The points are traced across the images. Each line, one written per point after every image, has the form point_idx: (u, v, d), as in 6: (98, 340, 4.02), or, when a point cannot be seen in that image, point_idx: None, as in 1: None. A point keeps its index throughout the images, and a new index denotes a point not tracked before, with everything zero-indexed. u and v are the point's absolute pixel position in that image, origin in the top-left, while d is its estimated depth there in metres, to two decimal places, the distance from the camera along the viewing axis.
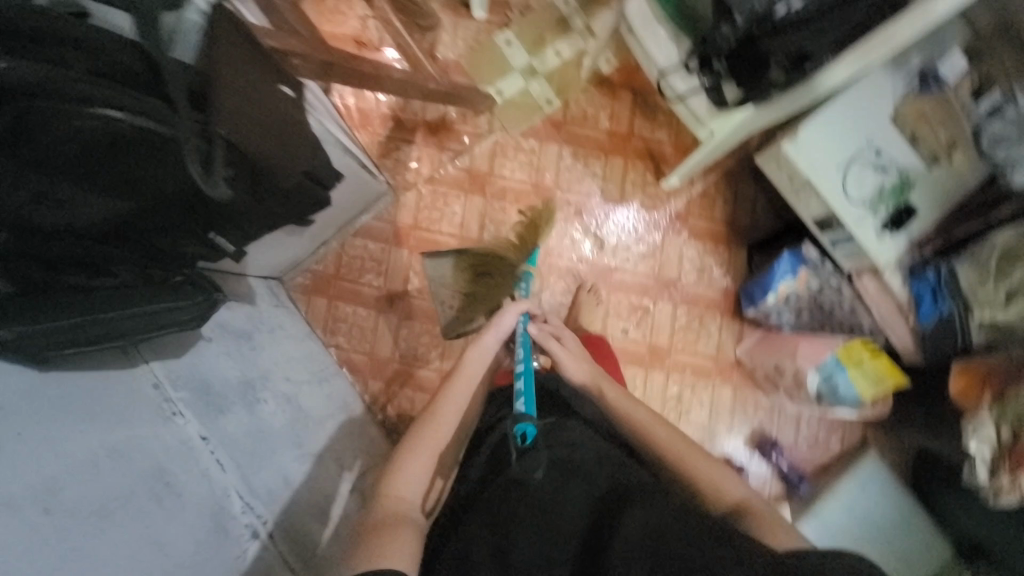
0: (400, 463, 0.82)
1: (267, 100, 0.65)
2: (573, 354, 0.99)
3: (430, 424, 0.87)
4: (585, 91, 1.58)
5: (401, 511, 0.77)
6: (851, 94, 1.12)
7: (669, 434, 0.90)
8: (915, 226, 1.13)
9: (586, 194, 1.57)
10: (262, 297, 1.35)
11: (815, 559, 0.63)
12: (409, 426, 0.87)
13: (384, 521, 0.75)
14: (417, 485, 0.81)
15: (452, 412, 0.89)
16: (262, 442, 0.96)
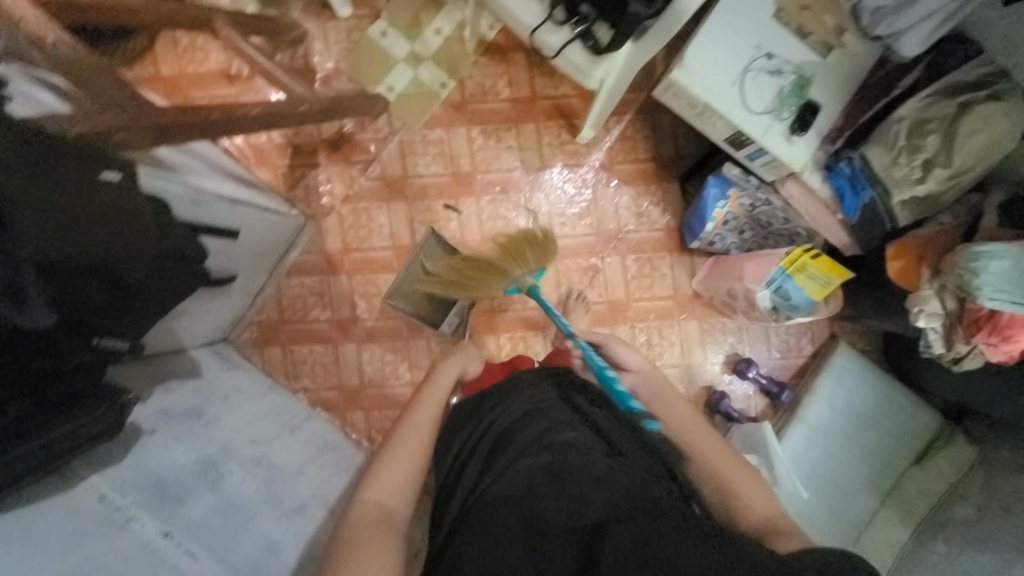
0: (381, 472, 0.89)
1: (90, 199, 0.66)
2: (633, 351, 1.11)
3: (404, 432, 0.95)
4: (477, 64, 1.50)
5: (378, 517, 0.83)
6: (729, 3, 1.07)
7: (709, 441, 0.95)
8: (821, 121, 1.11)
9: (508, 170, 1.52)
10: (209, 364, 1.32)
11: (833, 558, 0.67)
12: (385, 442, 0.95)
13: (365, 525, 0.82)
14: (397, 494, 0.87)
15: (425, 418, 0.97)
16: (234, 516, 0.97)
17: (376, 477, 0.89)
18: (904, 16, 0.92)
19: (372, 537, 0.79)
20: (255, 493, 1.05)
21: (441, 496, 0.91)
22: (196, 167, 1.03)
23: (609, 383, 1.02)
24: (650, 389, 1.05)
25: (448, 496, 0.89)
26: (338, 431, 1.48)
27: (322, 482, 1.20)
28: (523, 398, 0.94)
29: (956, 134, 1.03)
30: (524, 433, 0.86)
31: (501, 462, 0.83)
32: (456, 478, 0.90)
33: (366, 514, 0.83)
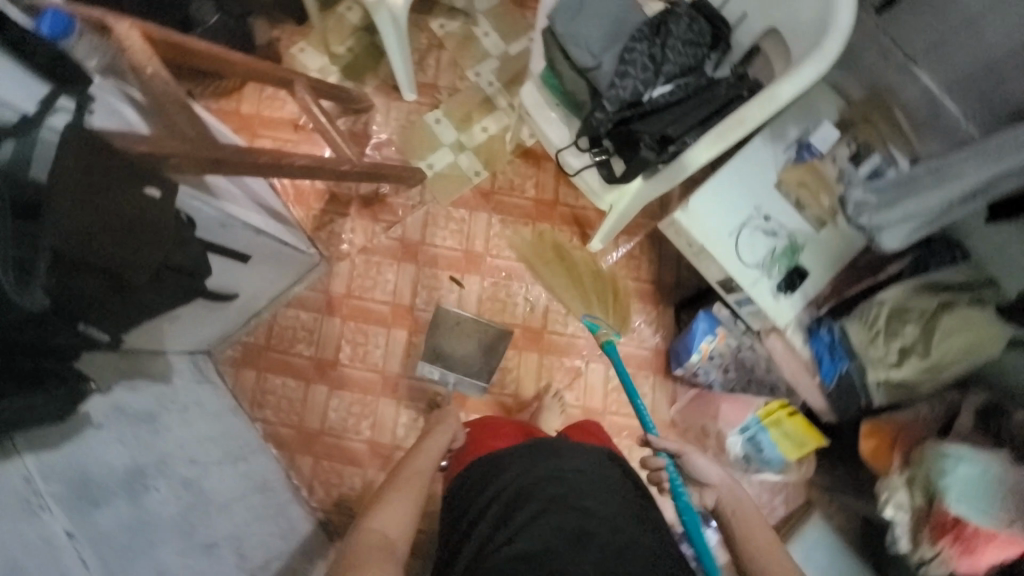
0: (388, 502, 0.89)
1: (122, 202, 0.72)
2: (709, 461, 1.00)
3: (409, 470, 0.96)
4: (511, 163, 1.67)
5: (382, 544, 0.81)
6: (736, 166, 1.20)
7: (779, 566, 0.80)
8: (809, 286, 1.16)
9: (515, 259, 1.61)
10: (181, 373, 1.34)
11: None
12: (389, 480, 0.95)
13: (368, 552, 0.79)
14: (399, 521, 0.86)
15: (429, 460, 1.00)
16: (141, 535, 0.93)
17: (383, 506, 0.87)
18: (883, 214, 1.03)
19: (377, 562, 0.77)
20: (174, 516, 1.02)
21: (447, 540, 0.88)
22: (236, 195, 1.15)
23: (692, 528, 0.99)
24: (722, 509, 0.92)
25: (458, 546, 0.84)
26: (281, 473, 1.44)
27: (243, 524, 1.17)
28: (548, 450, 0.89)
29: (935, 329, 1.06)
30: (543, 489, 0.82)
31: (518, 520, 0.78)
32: (468, 523, 0.85)
33: (371, 539, 0.81)
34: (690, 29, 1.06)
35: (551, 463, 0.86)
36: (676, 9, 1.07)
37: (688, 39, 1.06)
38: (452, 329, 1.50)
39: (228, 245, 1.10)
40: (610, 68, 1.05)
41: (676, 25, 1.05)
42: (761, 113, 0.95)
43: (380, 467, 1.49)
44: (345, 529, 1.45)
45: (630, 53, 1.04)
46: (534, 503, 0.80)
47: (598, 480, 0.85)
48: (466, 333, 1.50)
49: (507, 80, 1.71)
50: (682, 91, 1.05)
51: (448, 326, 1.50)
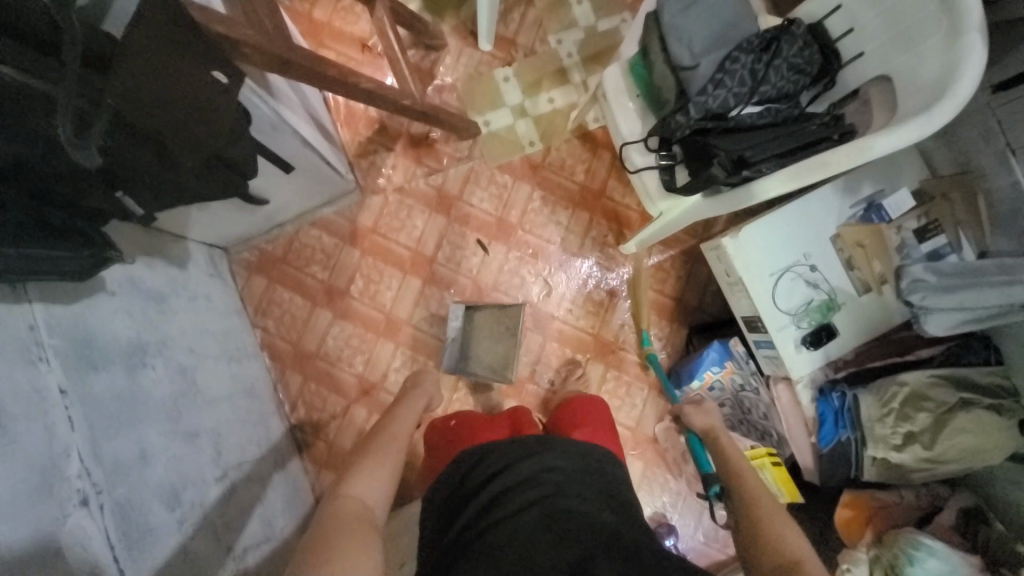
0: (363, 471, 0.87)
1: (188, 82, 0.70)
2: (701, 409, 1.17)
3: (381, 443, 0.95)
4: (568, 142, 1.61)
5: (361, 512, 0.80)
6: (798, 207, 1.15)
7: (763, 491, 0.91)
8: (833, 347, 1.14)
9: (546, 239, 1.58)
10: (197, 263, 1.35)
11: None
12: (361, 452, 0.93)
13: (348, 516, 0.78)
14: (376, 491, 0.86)
15: (398, 431, 1.01)
16: (130, 407, 0.95)
17: (360, 476, 0.86)
18: (939, 297, 0.96)
19: (356, 528, 0.76)
20: (165, 397, 1.04)
21: (437, 515, 0.90)
22: (292, 101, 1.12)
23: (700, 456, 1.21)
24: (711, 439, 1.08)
25: (450, 520, 0.86)
26: (268, 383, 1.47)
27: (226, 420, 1.20)
28: (538, 445, 0.90)
29: (946, 424, 1.04)
30: (533, 485, 0.82)
31: (502, 506, 0.80)
32: (461, 497, 0.88)
33: (350, 508, 0.80)
34: (800, 54, 1.00)
35: (543, 458, 0.87)
36: (793, 29, 1.01)
37: (795, 64, 1.00)
38: (496, 324, 1.47)
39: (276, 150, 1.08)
40: (706, 73, 0.99)
41: (788, 46, 1.00)
42: (847, 165, 0.90)
43: (364, 404, 1.51)
44: (316, 451, 1.49)
45: (732, 62, 0.98)
46: (524, 494, 0.81)
47: (582, 477, 0.86)
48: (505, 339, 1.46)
49: (587, 55, 1.63)
50: (771, 117, 1.00)
51: (491, 325, 1.47)
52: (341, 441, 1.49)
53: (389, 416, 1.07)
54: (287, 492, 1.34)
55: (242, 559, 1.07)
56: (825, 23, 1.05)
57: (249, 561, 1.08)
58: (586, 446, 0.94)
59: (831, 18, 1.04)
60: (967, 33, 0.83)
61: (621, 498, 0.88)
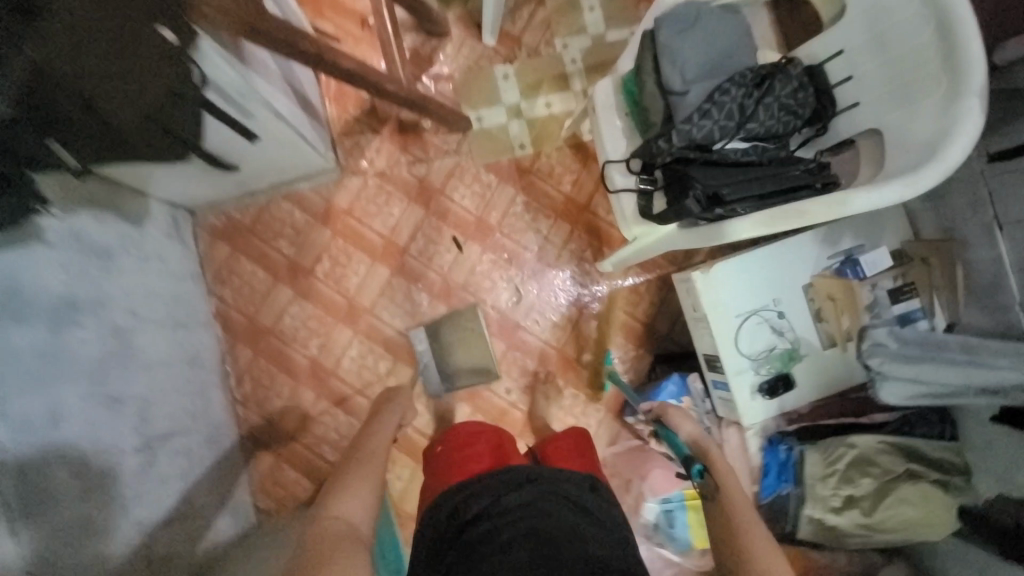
0: (345, 492, 0.92)
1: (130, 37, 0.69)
2: (687, 417, 1.12)
3: (360, 460, 1.01)
4: (560, 150, 1.57)
5: (346, 530, 0.84)
6: (774, 251, 1.12)
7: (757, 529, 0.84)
8: (789, 398, 1.11)
9: (523, 246, 1.54)
10: (155, 222, 1.30)
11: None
12: (342, 471, 0.99)
13: (333, 535, 0.82)
14: (358, 506, 0.90)
15: (376, 448, 1.06)
16: (52, 365, 0.91)
17: (342, 498, 0.91)
18: (899, 366, 0.93)
19: (345, 546, 0.80)
20: (93, 358, 1.00)
21: (427, 555, 0.82)
22: (268, 69, 1.07)
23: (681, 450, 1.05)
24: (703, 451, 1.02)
25: (438, 558, 0.80)
26: (216, 354, 1.42)
27: (160, 388, 1.16)
28: (526, 479, 0.85)
29: (890, 493, 1.02)
30: (522, 519, 0.77)
31: (488, 545, 0.74)
32: (447, 533, 0.82)
33: (335, 527, 0.84)
34: (794, 95, 0.97)
35: (528, 494, 0.82)
36: (790, 69, 0.98)
37: (787, 105, 0.97)
38: (460, 331, 1.48)
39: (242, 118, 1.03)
40: (695, 101, 0.95)
41: (782, 85, 0.96)
42: (824, 217, 0.88)
43: (313, 388, 1.47)
44: (257, 430, 1.45)
45: (723, 94, 0.94)
46: (512, 530, 0.75)
47: (572, 514, 0.80)
48: (474, 341, 1.48)
49: (591, 64, 1.59)
50: (755, 156, 0.97)
51: (461, 328, 1.48)
52: (284, 423, 1.45)
53: (366, 431, 1.13)
54: (216, 469, 1.29)
55: (151, 536, 1.03)
56: (825, 66, 1.01)
57: (158, 539, 1.04)
58: (579, 478, 0.89)
59: (832, 63, 1.00)
60: (964, 97, 0.80)
61: (618, 538, 0.80)
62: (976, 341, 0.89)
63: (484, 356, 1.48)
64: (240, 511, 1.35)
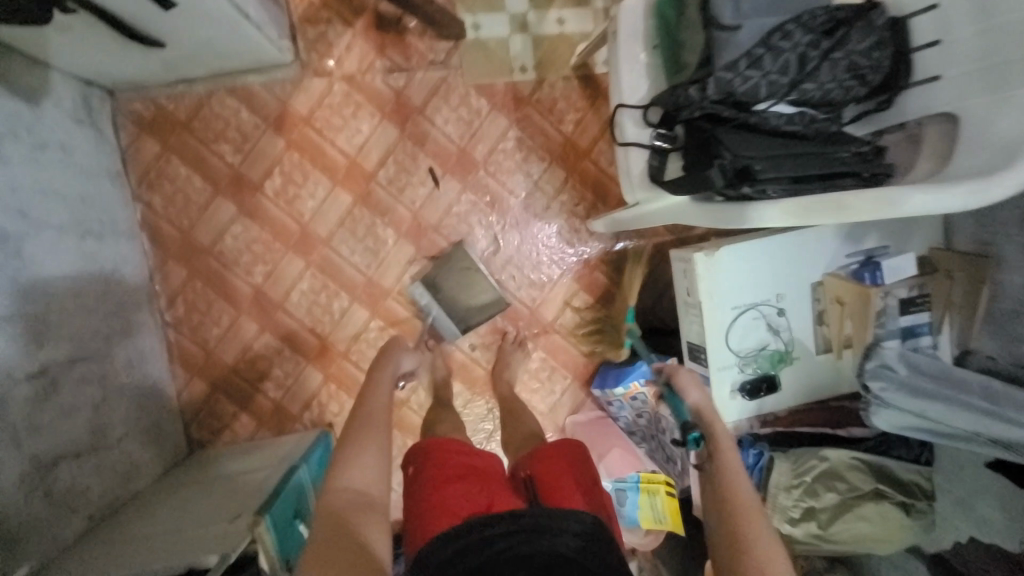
0: (350, 455, 0.81)
1: None
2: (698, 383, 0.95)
3: (365, 422, 0.88)
4: (566, 80, 1.33)
5: (359, 504, 0.76)
6: (789, 241, 0.99)
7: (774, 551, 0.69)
8: (769, 400, 1.05)
9: (509, 190, 1.35)
10: (58, 101, 1.05)
11: None
12: (347, 430, 0.87)
13: (342, 513, 0.74)
14: (372, 476, 0.80)
15: (375, 406, 0.92)
16: None
17: (346, 464, 0.80)
18: (906, 398, 0.89)
19: (365, 526, 0.73)
20: None
21: None
22: None
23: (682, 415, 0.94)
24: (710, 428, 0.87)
25: None
26: (142, 269, 1.24)
27: (62, 305, 0.99)
28: (530, 528, 0.68)
29: (850, 509, 0.99)
30: None
31: None
32: None
33: (347, 502, 0.75)
34: (868, 53, 0.77)
35: (535, 540, 0.66)
36: (872, 18, 0.77)
37: (856, 66, 0.77)
38: (455, 273, 1.31)
39: None
40: (747, 42, 0.74)
41: (857, 39, 0.76)
42: (867, 215, 0.72)
43: (255, 320, 1.31)
44: (190, 358, 1.31)
45: (784, 38, 0.74)
46: None
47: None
48: (473, 282, 1.32)
49: None
50: (801, 125, 0.79)
51: (446, 269, 1.30)
52: (221, 353, 1.32)
53: (362, 397, 0.95)
54: (137, 397, 1.16)
55: (50, 470, 0.91)
56: (910, 21, 0.80)
57: (59, 473, 0.92)
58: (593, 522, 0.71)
59: (919, 19, 0.79)
60: None
61: None
62: (1000, 387, 0.82)
63: (463, 304, 1.33)
64: (167, 441, 1.25)
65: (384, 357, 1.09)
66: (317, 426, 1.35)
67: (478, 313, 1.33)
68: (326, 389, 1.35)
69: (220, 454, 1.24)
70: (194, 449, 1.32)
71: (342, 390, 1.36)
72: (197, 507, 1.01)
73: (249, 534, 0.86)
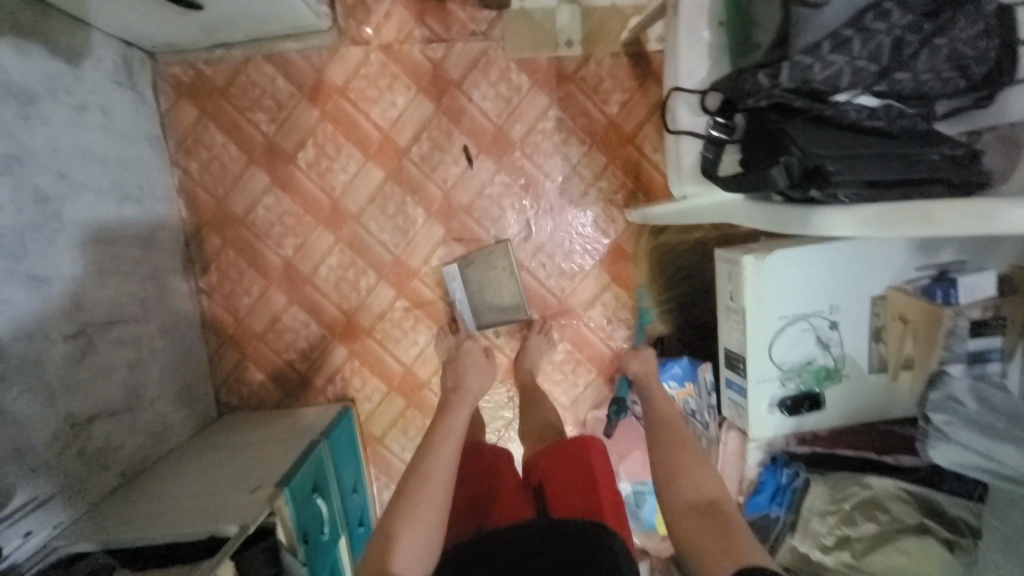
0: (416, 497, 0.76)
1: None
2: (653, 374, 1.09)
3: (427, 480, 0.78)
4: (614, 57, 1.24)
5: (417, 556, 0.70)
6: (851, 250, 0.91)
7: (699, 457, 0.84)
8: (809, 418, 1.02)
9: (545, 173, 1.28)
10: (99, 60, 1.05)
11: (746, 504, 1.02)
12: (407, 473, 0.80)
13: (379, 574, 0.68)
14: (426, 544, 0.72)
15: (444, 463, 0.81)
16: None
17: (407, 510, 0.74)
18: (970, 435, 0.81)
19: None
20: (6, 228, 0.83)
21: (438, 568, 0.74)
22: None
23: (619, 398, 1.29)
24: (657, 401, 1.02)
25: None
26: (178, 236, 1.26)
27: (101, 267, 1.02)
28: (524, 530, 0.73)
29: (888, 542, 0.93)
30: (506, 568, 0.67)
31: None
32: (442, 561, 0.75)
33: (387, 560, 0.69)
34: (974, 42, 0.67)
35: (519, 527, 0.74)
36: (983, 1, 0.67)
37: (959, 55, 0.67)
38: (490, 271, 1.29)
39: None
40: (833, 22, 0.64)
41: (963, 25, 0.66)
42: (952, 229, 0.62)
43: (284, 292, 1.32)
44: (222, 325, 1.33)
45: (879, 18, 0.64)
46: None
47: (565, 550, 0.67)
48: (502, 285, 1.30)
49: None
50: (885, 121, 0.69)
51: None
52: (251, 322, 1.34)
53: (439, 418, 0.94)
54: (171, 360, 1.20)
55: (86, 427, 0.94)
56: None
57: (94, 431, 0.96)
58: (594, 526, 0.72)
59: None
60: None
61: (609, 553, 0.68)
62: None
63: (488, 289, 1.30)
64: (198, 405, 1.29)
65: (459, 385, 1.07)
66: (339, 400, 1.37)
67: (493, 315, 1.31)
68: (350, 365, 1.35)
69: (246, 422, 1.28)
70: (223, 413, 1.37)
71: (365, 367, 1.36)
72: (220, 476, 1.02)
73: (270, 506, 0.88)
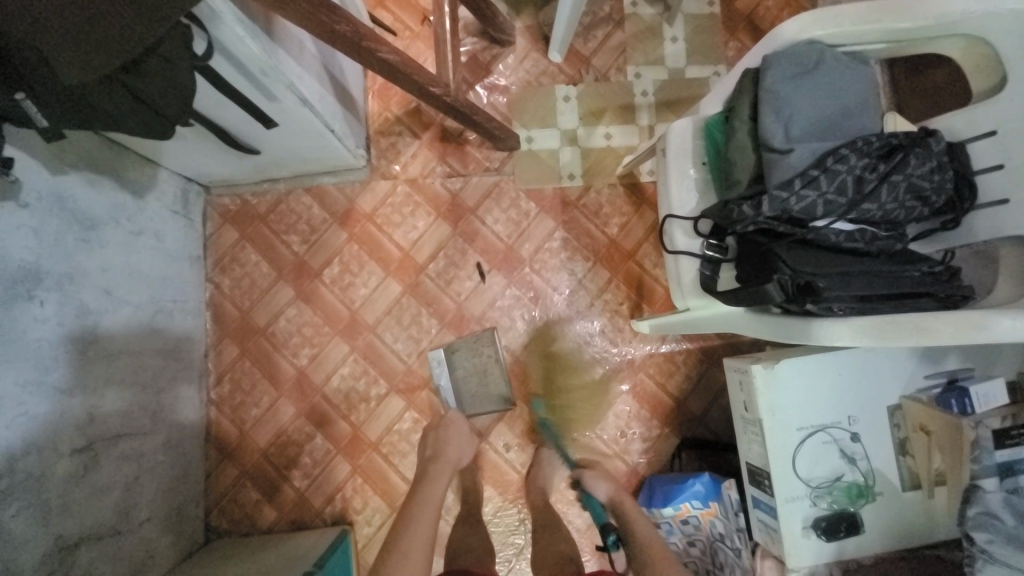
0: None
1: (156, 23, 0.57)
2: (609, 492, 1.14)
3: None
4: (611, 187, 1.40)
5: None
6: (859, 359, 0.93)
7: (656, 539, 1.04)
8: (851, 543, 0.94)
9: (553, 287, 1.37)
10: (161, 194, 1.20)
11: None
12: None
13: None
14: None
15: None
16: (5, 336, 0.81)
17: None
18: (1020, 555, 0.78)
19: None
20: (46, 341, 0.88)
21: None
22: (303, 48, 0.96)
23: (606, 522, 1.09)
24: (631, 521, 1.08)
25: None
26: (200, 348, 1.30)
27: (125, 377, 1.05)
28: None
29: None
30: None
31: None
32: None
33: None
34: (930, 176, 0.76)
35: None
36: (931, 143, 0.77)
37: (917, 187, 0.77)
38: (476, 357, 1.29)
39: (262, 99, 0.92)
40: (800, 164, 0.75)
41: (916, 163, 0.76)
42: (947, 340, 0.66)
43: (294, 403, 1.32)
44: (226, 438, 1.31)
45: (838, 161, 0.75)
46: None
47: None
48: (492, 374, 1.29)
49: (663, 100, 1.43)
50: (862, 243, 0.78)
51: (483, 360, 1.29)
52: (256, 435, 1.31)
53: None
54: (168, 475, 1.15)
55: (71, 552, 0.89)
56: (968, 146, 0.80)
57: (78, 557, 0.90)
58: None
59: (978, 143, 0.79)
60: None
61: None
62: None
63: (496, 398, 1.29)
64: (186, 528, 1.20)
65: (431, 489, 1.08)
66: (338, 523, 1.28)
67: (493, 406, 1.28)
68: (354, 482, 1.29)
69: (237, 547, 1.18)
70: (211, 538, 1.27)
71: (368, 485, 1.29)
72: None
73: None
